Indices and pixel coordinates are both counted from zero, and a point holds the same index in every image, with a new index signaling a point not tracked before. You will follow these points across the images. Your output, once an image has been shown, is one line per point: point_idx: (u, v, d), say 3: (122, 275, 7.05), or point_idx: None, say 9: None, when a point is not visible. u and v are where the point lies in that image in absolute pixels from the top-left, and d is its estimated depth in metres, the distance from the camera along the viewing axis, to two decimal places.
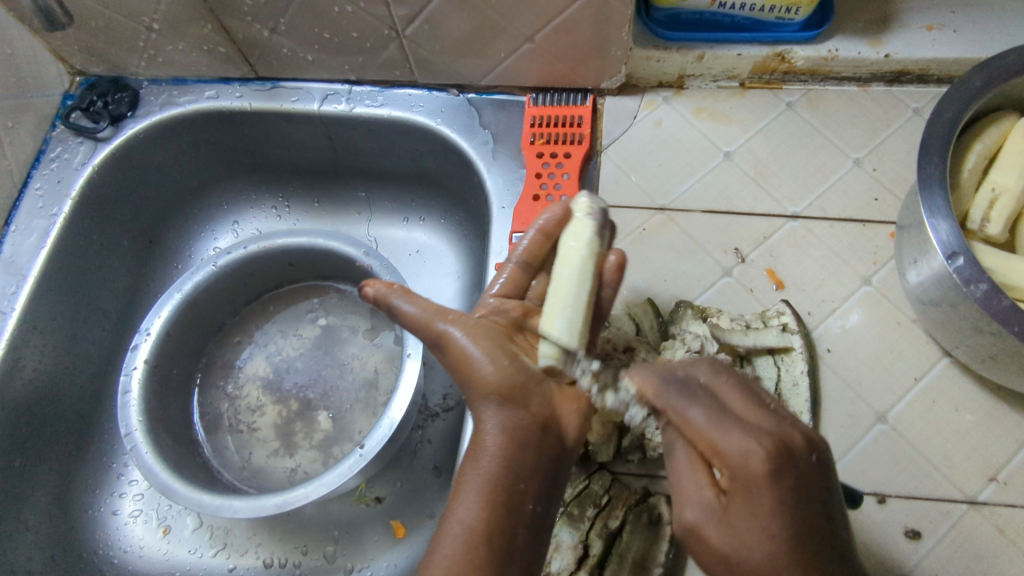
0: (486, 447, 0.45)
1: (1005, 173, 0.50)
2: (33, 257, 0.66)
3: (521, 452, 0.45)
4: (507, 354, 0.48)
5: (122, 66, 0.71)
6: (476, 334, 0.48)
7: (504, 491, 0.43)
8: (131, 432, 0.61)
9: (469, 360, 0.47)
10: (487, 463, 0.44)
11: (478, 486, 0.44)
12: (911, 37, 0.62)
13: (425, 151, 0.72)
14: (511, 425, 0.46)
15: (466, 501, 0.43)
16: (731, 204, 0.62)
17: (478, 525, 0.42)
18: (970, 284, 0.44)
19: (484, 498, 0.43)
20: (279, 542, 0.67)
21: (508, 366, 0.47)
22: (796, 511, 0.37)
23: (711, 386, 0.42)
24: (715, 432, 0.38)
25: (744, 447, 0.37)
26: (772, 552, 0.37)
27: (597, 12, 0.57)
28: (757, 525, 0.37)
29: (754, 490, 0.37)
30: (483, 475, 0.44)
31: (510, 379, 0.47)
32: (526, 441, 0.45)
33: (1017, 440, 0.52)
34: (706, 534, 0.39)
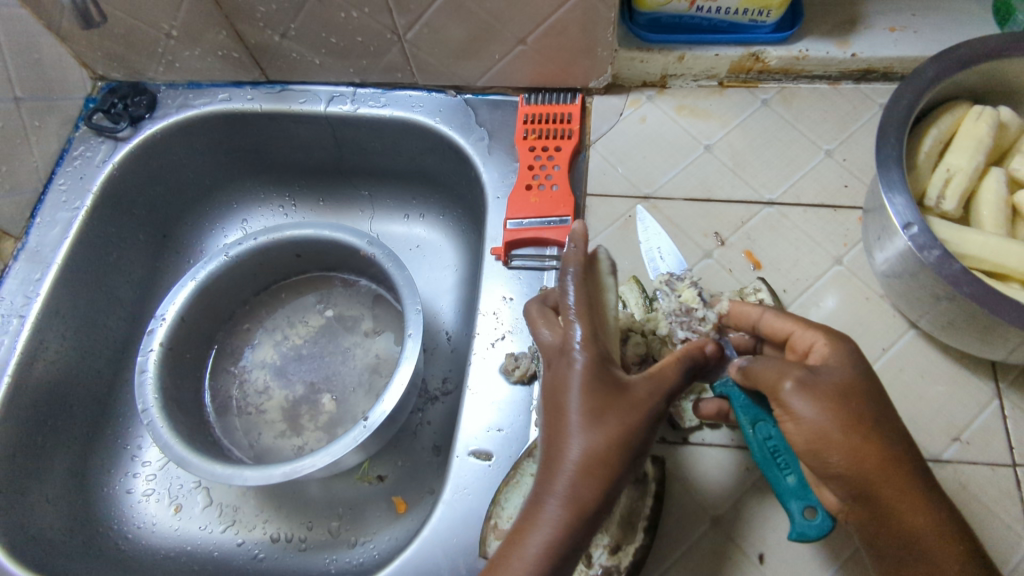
0: (555, 501, 0.41)
1: (958, 156, 0.54)
2: (56, 247, 0.70)
3: (591, 513, 0.41)
4: (614, 408, 0.42)
5: (141, 71, 0.76)
6: (601, 375, 0.43)
7: (567, 548, 0.40)
8: (148, 408, 0.65)
9: (585, 398, 0.43)
10: (556, 520, 0.40)
11: (544, 542, 0.40)
12: (875, 37, 0.67)
13: (424, 149, 0.77)
14: (592, 487, 0.41)
15: (525, 549, 0.40)
16: (711, 192, 0.66)
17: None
18: (925, 250, 0.49)
19: (547, 556, 0.39)
20: (286, 519, 0.70)
21: (613, 420, 0.42)
22: (867, 363, 0.45)
23: (753, 314, 0.52)
24: (798, 321, 0.48)
25: (811, 328, 0.47)
26: (850, 373, 0.43)
27: (584, 15, 0.62)
28: (848, 362, 0.44)
29: (840, 340, 0.45)
30: (551, 536, 0.40)
31: (609, 430, 0.42)
32: (597, 501, 0.41)
33: (978, 403, 0.56)
34: (816, 373, 0.44)
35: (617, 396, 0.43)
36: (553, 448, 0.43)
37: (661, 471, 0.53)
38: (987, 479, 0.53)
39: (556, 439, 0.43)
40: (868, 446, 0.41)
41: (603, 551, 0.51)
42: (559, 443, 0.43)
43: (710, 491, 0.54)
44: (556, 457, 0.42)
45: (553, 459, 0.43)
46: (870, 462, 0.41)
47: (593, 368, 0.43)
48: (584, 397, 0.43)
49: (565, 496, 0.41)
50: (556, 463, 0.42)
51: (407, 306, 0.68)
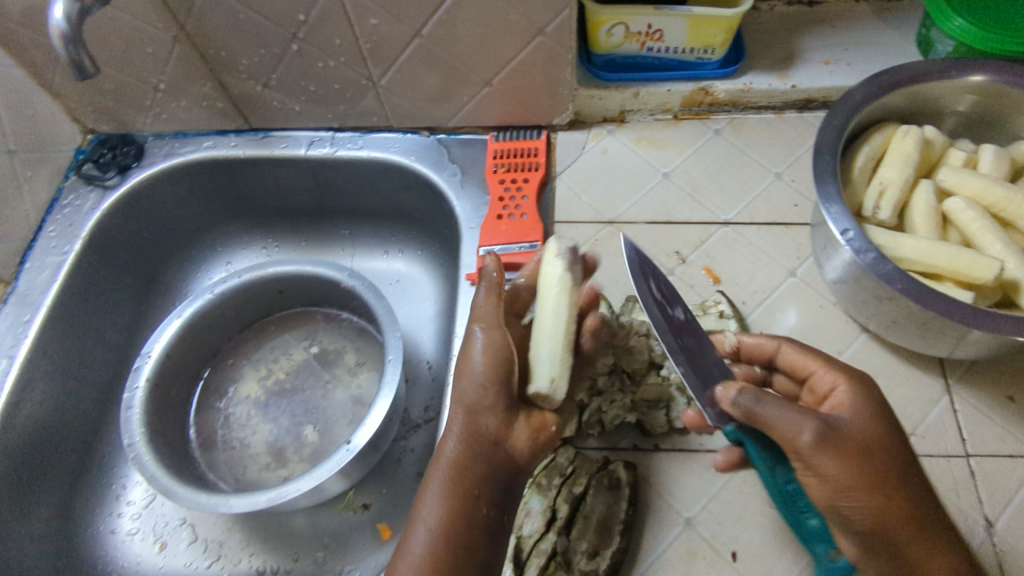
0: (455, 461, 0.48)
1: (890, 170, 0.59)
2: (45, 290, 0.72)
3: (481, 466, 0.48)
4: (494, 372, 0.50)
5: (129, 123, 0.80)
6: (490, 335, 0.51)
7: (467, 498, 0.48)
8: (134, 443, 0.66)
9: (469, 358, 0.51)
10: (454, 475, 0.48)
11: (449, 498, 0.48)
12: (813, 70, 0.73)
13: (401, 187, 0.81)
14: (480, 444, 0.49)
15: (433, 507, 0.47)
16: (671, 215, 0.71)
17: (442, 535, 0.46)
18: (862, 252, 0.53)
19: (452, 507, 0.47)
20: (271, 551, 0.71)
21: (492, 384, 0.50)
22: (889, 414, 0.46)
23: (773, 345, 0.55)
24: (822, 361, 0.50)
25: (835, 371, 0.49)
26: (869, 426, 0.44)
27: (544, 57, 0.67)
28: (870, 415, 0.45)
29: (861, 387, 0.47)
30: (456, 472, 0.48)
31: (487, 392, 0.50)
32: (485, 454, 0.49)
33: (929, 398, 0.59)
34: (834, 427, 0.43)
35: (500, 365, 0.50)
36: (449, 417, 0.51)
37: (634, 475, 0.56)
38: (942, 469, 0.56)
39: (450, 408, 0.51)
40: (878, 500, 0.42)
41: (581, 556, 0.53)
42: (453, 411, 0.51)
43: (682, 493, 0.56)
44: (450, 426, 0.50)
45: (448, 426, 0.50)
46: (879, 499, 0.42)
47: (489, 340, 0.51)
48: (468, 372, 0.50)
49: (459, 455, 0.49)
50: (450, 429, 0.50)
51: (388, 333, 0.70)
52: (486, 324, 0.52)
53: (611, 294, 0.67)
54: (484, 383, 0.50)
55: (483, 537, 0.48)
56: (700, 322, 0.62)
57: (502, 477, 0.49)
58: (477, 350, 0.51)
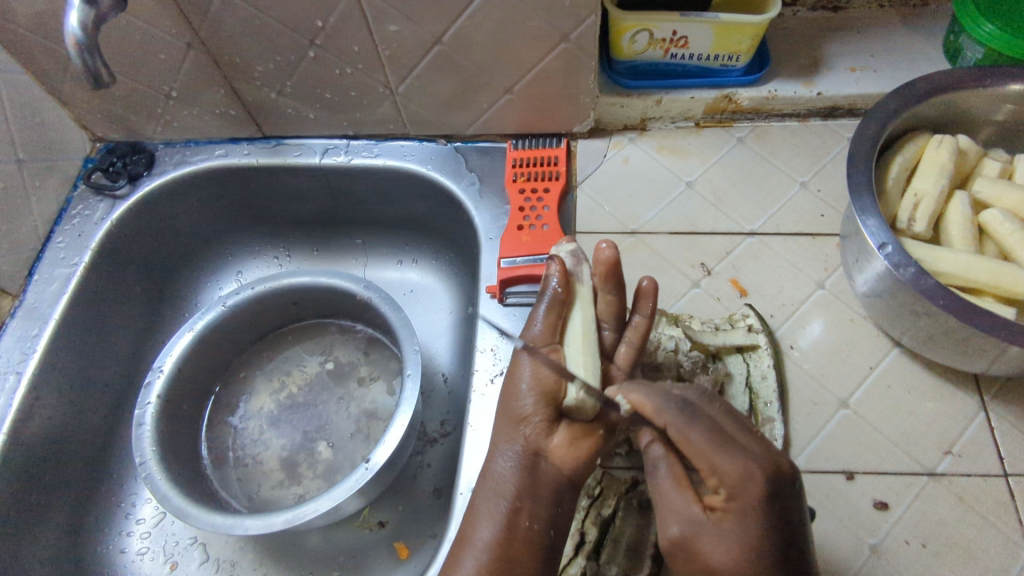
0: (499, 477, 0.53)
1: (924, 181, 0.58)
2: (55, 303, 0.70)
3: (523, 477, 0.52)
4: (532, 389, 0.54)
5: (140, 131, 0.78)
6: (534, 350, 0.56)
7: (509, 511, 0.51)
8: (145, 461, 0.64)
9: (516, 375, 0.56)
10: (498, 490, 0.52)
11: (493, 513, 0.51)
12: (839, 77, 0.72)
13: (417, 196, 0.79)
14: (522, 457, 0.53)
15: (478, 521, 0.51)
16: (694, 226, 0.69)
17: (488, 548, 0.49)
18: (900, 268, 0.51)
19: (496, 520, 0.50)
20: (285, 571, 0.69)
21: (531, 396, 0.54)
22: (776, 546, 0.41)
23: (662, 421, 0.47)
24: (713, 463, 0.43)
25: (736, 473, 0.42)
26: (741, 562, 0.42)
27: (566, 64, 0.65)
28: (739, 543, 0.42)
29: (749, 514, 0.42)
30: (500, 477, 0.53)
31: (524, 407, 0.54)
32: (527, 466, 0.52)
33: (966, 416, 0.57)
34: (692, 546, 0.44)
35: (538, 381, 0.54)
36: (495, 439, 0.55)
37: None
38: (981, 490, 0.54)
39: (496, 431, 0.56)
40: None
41: None
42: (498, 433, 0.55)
43: None
44: (496, 445, 0.55)
45: (494, 447, 0.55)
46: None
47: (531, 356, 0.55)
48: (509, 393, 0.55)
49: (502, 469, 0.53)
50: (495, 449, 0.55)
51: (406, 346, 0.69)
52: (530, 342, 0.57)
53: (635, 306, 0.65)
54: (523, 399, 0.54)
55: (530, 549, 0.50)
56: (730, 336, 0.60)
57: (544, 489, 0.52)
58: (520, 370, 0.55)
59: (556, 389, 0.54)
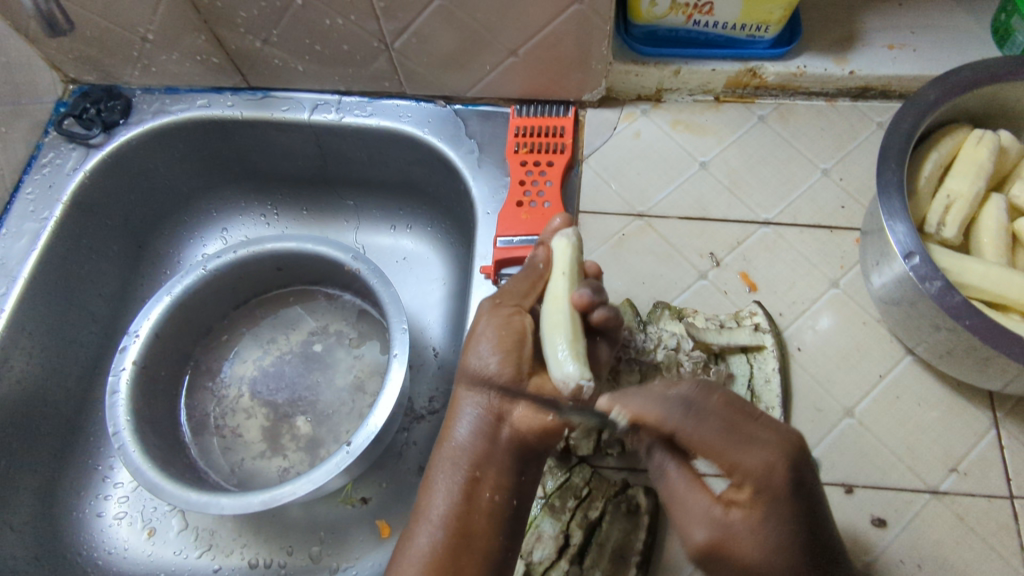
0: (456, 446, 0.50)
1: (959, 182, 0.54)
2: (23, 260, 0.66)
3: (483, 446, 0.50)
4: (493, 349, 0.50)
5: (115, 74, 0.72)
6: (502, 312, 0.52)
7: (467, 483, 0.49)
8: (119, 431, 0.62)
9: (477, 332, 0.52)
10: (456, 461, 0.50)
11: (449, 485, 0.49)
12: (874, 55, 0.66)
13: (412, 160, 0.74)
14: (483, 421, 0.50)
15: (434, 493, 0.49)
16: (706, 211, 0.65)
17: (443, 524, 0.48)
18: (926, 281, 0.48)
19: (453, 493, 0.49)
20: (265, 543, 0.68)
21: (493, 357, 0.50)
22: (804, 532, 0.38)
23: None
24: (724, 450, 0.39)
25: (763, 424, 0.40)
26: (774, 559, 0.37)
27: (579, 28, 0.60)
28: (772, 536, 0.37)
29: (775, 508, 0.37)
30: (457, 449, 0.50)
31: (486, 370, 0.50)
32: (488, 433, 0.50)
33: (976, 433, 0.55)
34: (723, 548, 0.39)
35: (501, 340, 0.50)
36: (455, 400, 0.52)
37: (655, 502, 0.52)
38: (984, 511, 0.52)
39: (457, 391, 0.52)
40: None
41: None
42: (458, 395, 0.52)
43: None
44: (457, 406, 0.51)
45: (452, 413, 0.52)
46: None
47: (499, 325, 0.51)
48: (467, 356, 0.52)
49: (461, 438, 0.50)
50: (453, 416, 0.51)
51: (393, 324, 0.65)
52: (496, 301, 0.53)
53: (637, 296, 0.62)
54: (482, 356, 0.50)
55: (490, 522, 0.49)
56: (735, 336, 0.57)
57: (505, 456, 0.50)
58: (480, 329, 0.51)
59: (519, 348, 0.50)
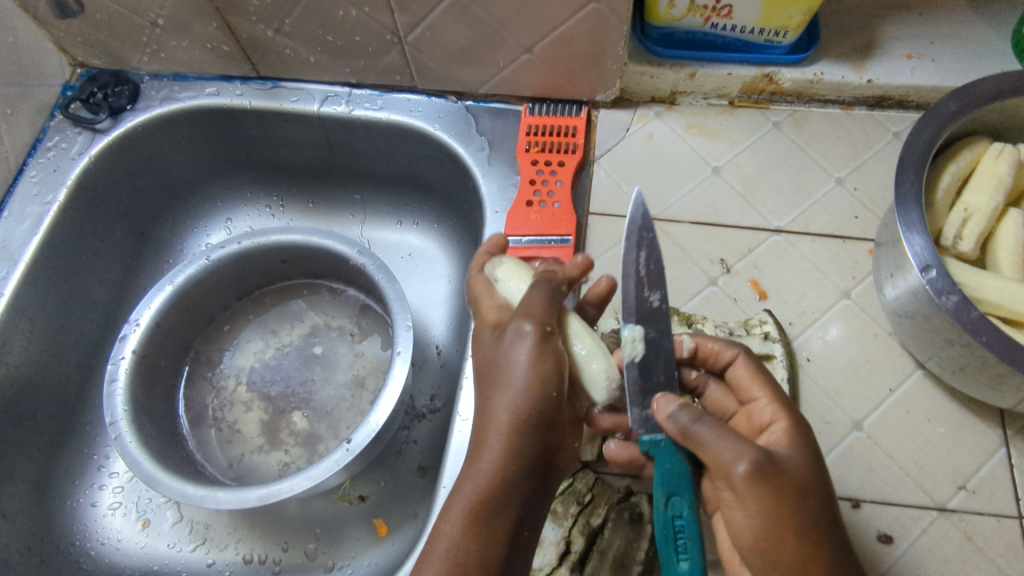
0: (496, 484, 0.43)
1: (977, 195, 0.53)
2: (25, 244, 0.66)
3: (531, 483, 0.45)
4: (541, 378, 0.44)
5: (123, 59, 0.72)
6: (546, 345, 0.45)
7: (512, 525, 0.44)
8: (116, 421, 0.61)
9: (518, 360, 0.44)
10: (499, 502, 0.43)
11: (481, 532, 0.43)
12: (892, 64, 0.65)
13: (421, 156, 0.73)
14: (527, 459, 0.44)
15: (470, 539, 0.42)
16: (717, 216, 0.64)
17: (484, 571, 0.42)
18: (942, 295, 0.47)
19: (494, 539, 0.43)
20: (260, 539, 0.67)
21: (541, 387, 0.44)
22: (781, 517, 0.39)
23: (729, 356, 0.49)
24: (704, 449, 0.42)
25: (775, 406, 0.45)
26: (754, 532, 0.41)
27: (595, 27, 0.59)
28: (755, 517, 0.40)
29: (745, 496, 0.40)
30: (489, 490, 0.43)
31: (532, 405, 0.44)
32: (534, 470, 0.45)
33: (986, 450, 0.54)
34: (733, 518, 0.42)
35: (546, 373, 0.44)
36: (486, 426, 0.44)
37: None
38: (992, 530, 0.51)
39: (484, 422, 0.45)
40: None
41: None
42: (489, 423, 0.44)
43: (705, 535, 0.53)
44: (489, 438, 0.44)
45: (483, 442, 0.44)
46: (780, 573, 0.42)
47: (541, 359, 0.44)
48: (500, 385, 0.44)
49: (503, 475, 0.43)
50: (484, 443, 0.44)
51: (397, 321, 0.64)
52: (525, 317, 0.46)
53: None
54: (531, 384, 0.44)
55: (522, 563, 0.45)
56: (744, 344, 0.57)
57: (544, 488, 0.47)
58: (518, 359, 0.44)
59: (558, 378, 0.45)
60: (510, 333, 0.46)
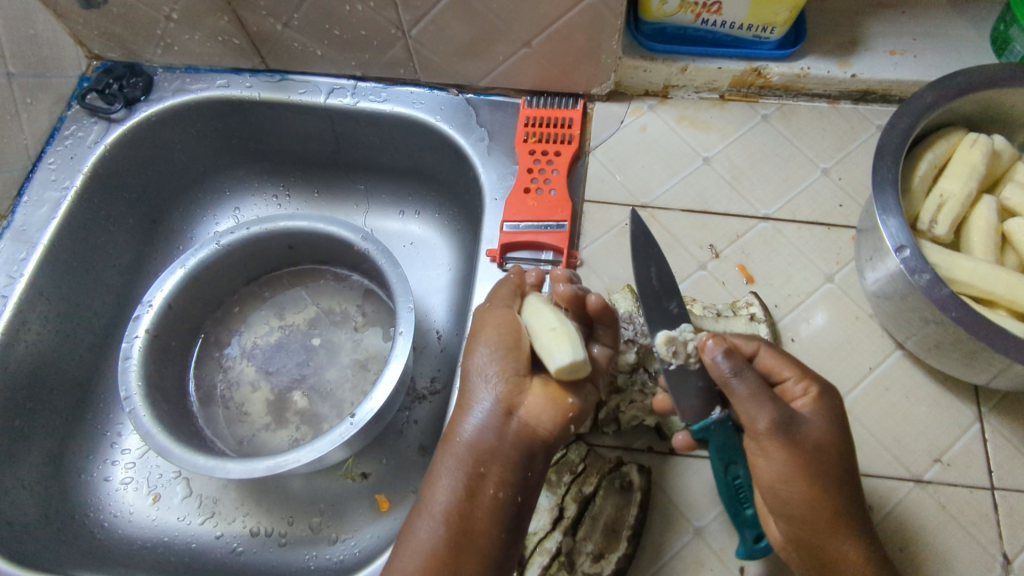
0: (462, 442, 0.49)
1: (952, 182, 0.55)
2: (44, 227, 0.68)
3: (490, 440, 0.49)
4: (494, 347, 0.51)
5: (138, 52, 0.74)
6: (503, 320, 0.52)
7: (472, 479, 0.48)
8: (130, 396, 0.64)
9: (481, 334, 0.52)
10: (460, 457, 0.49)
11: (451, 481, 0.49)
12: (875, 59, 0.68)
13: (424, 147, 0.76)
14: (492, 415, 0.49)
15: (436, 489, 0.49)
16: (707, 204, 0.67)
17: (445, 521, 0.48)
18: (916, 273, 0.50)
19: (456, 490, 0.48)
20: (267, 513, 0.70)
21: (496, 355, 0.50)
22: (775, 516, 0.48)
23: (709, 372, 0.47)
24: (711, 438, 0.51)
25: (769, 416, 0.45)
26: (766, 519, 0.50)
27: (590, 22, 0.61)
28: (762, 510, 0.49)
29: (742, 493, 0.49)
30: (461, 447, 0.49)
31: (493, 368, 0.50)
32: (495, 427, 0.49)
33: (961, 426, 0.57)
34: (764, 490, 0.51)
35: (500, 336, 0.51)
36: (463, 395, 0.51)
37: (647, 479, 0.54)
38: (966, 500, 0.54)
39: (463, 389, 0.52)
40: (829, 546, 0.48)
41: (586, 558, 0.52)
42: (466, 392, 0.51)
43: (694, 503, 0.55)
44: (462, 405, 0.51)
45: (458, 409, 0.51)
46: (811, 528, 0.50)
47: (497, 331, 0.51)
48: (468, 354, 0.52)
49: (466, 436, 0.49)
50: (461, 410, 0.50)
51: (400, 302, 0.67)
52: (493, 302, 0.54)
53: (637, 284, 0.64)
54: (487, 355, 0.50)
55: (493, 519, 0.48)
56: (731, 324, 0.59)
57: (512, 451, 0.49)
58: (482, 329, 0.52)
59: (517, 340, 0.51)
60: (485, 315, 0.53)
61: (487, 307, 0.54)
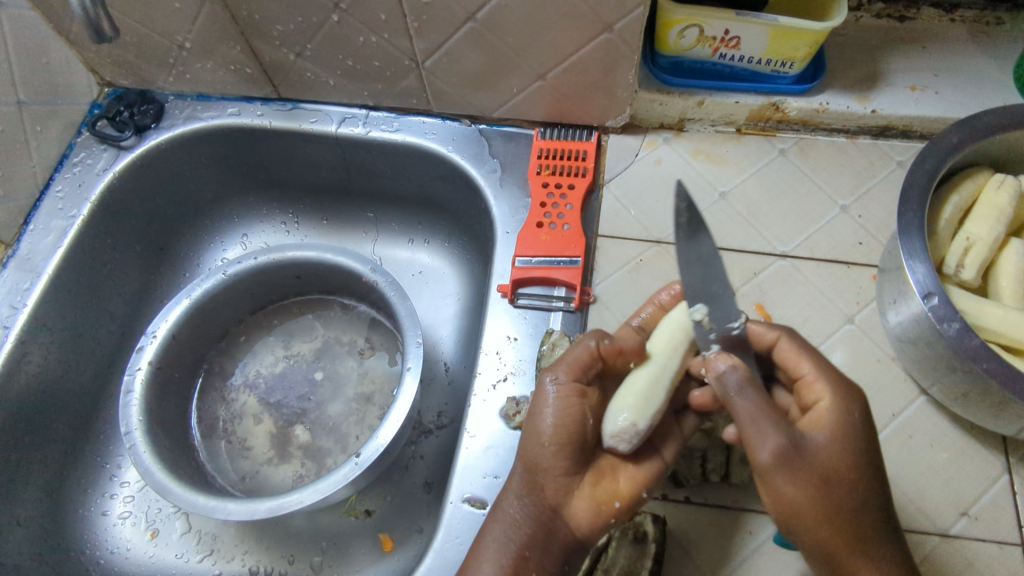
0: (510, 520, 0.49)
1: (979, 225, 0.54)
2: (49, 256, 0.67)
3: (537, 530, 0.49)
4: (553, 437, 0.50)
5: (149, 80, 0.74)
6: (571, 413, 0.50)
7: (516, 560, 0.48)
8: (131, 431, 0.62)
9: (541, 418, 0.50)
10: (508, 534, 0.48)
11: (496, 556, 0.48)
12: (896, 95, 0.67)
13: (435, 177, 0.75)
14: (540, 507, 0.50)
15: (478, 561, 0.48)
16: (723, 240, 0.66)
17: None
18: (944, 322, 0.48)
19: (500, 567, 0.47)
20: (267, 551, 0.68)
21: (551, 447, 0.50)
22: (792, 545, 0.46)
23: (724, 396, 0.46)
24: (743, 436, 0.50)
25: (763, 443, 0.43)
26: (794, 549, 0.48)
27: (606, 56, 0.61)
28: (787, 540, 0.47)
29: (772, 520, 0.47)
30: (509, 526, 0.49)
31: (549, 459, 0.50)
32: (543, 518, 0.49)
33: (988, 477, 0.54)
34: None
35: (563, 428, 0.50)
36: (512, 475, 0.51)
37: (662, 530, 0.52)
38: (994, 556, 0.52)
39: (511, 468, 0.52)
40: None
41: None
42: (515, 471, 0.51)
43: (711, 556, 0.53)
44: (509, 485, 0.51)
45: (508, 486, 0.51)
46: None
47: (564, 423, 0.50)
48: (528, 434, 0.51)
49: (514, 515, 0.49)
50: (509, 489, 0.51)
51: (408, 338, 0.65)
52: (557, 376, 0.51)
53: None
54: (547, 446, 0.50)
55: None
56: None
57: (555, 545, 0.50)
58: (545, 411, 0.50)
59: (579, 433, 0.50)
60: (546, 398, 0.51)
61: (555, 383, 0.51)
